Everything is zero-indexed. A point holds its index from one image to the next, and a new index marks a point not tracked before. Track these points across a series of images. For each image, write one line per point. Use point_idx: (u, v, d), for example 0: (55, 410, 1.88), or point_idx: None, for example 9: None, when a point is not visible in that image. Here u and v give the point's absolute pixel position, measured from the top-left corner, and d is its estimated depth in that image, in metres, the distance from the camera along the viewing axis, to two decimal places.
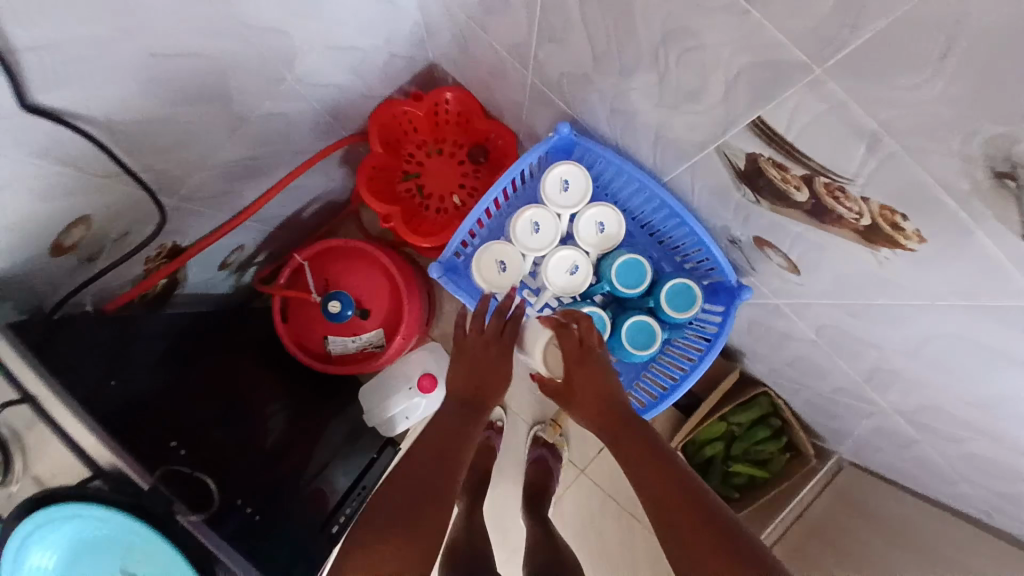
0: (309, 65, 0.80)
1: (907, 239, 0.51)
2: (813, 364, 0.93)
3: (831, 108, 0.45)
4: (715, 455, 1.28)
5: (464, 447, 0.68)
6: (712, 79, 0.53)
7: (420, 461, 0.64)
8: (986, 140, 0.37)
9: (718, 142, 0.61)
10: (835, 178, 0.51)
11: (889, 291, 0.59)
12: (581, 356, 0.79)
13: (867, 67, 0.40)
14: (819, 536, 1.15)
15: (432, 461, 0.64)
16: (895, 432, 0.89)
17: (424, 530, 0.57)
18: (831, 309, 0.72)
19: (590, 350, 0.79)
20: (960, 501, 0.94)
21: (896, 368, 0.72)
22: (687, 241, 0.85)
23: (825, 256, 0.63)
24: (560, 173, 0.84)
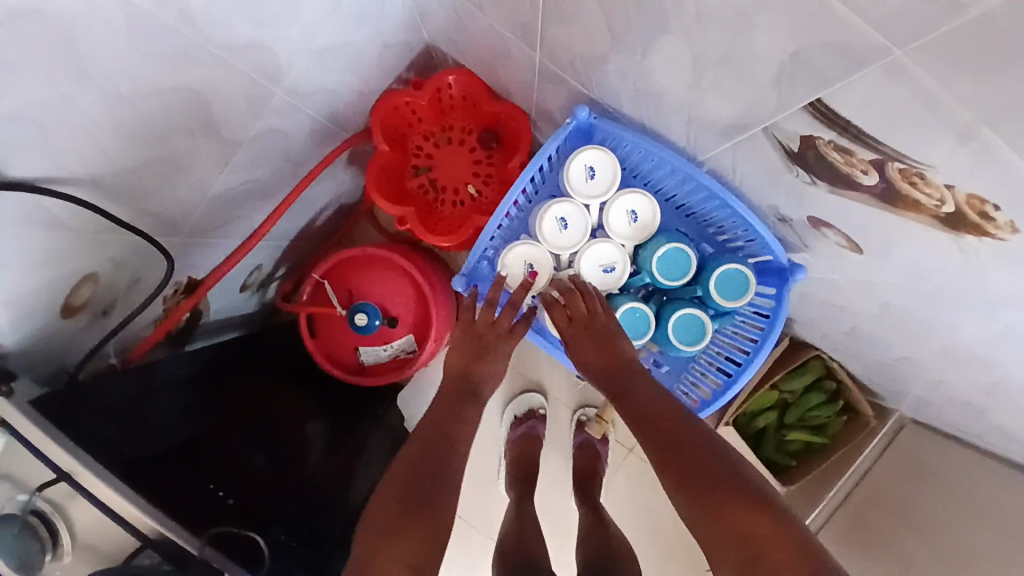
0: (297, 74, 0.74)
1: (997, 229, 0.44)
2: (873, 336, 0.85)
3: (913, 94, 0.38)
4: (768, 425, 1.24)
5: (456, 443, 0.67)
6: (761, 56, 0.45)
7: (413, 462, 0.63)
8: None
9: (764, 125, 0.54)
10: (913, 164, 0.44)
11: (974, 276, 0.52)
12: (576, 329, 0.75)
13: (973, 43, 0.32)
14: (878, 503, 1.11)
15: (424, 461, 0.63)
16: (968, 404, 0.82)
17: (416, 525, 0.55)
18: (899, 289, 0.64)
19: (586, 324, 0.75)
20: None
21: (975, 350, 0.65)
22: (729, 222, 0.78)
23: (896, 238, 0.56)
24: (585, 160, 0.77)
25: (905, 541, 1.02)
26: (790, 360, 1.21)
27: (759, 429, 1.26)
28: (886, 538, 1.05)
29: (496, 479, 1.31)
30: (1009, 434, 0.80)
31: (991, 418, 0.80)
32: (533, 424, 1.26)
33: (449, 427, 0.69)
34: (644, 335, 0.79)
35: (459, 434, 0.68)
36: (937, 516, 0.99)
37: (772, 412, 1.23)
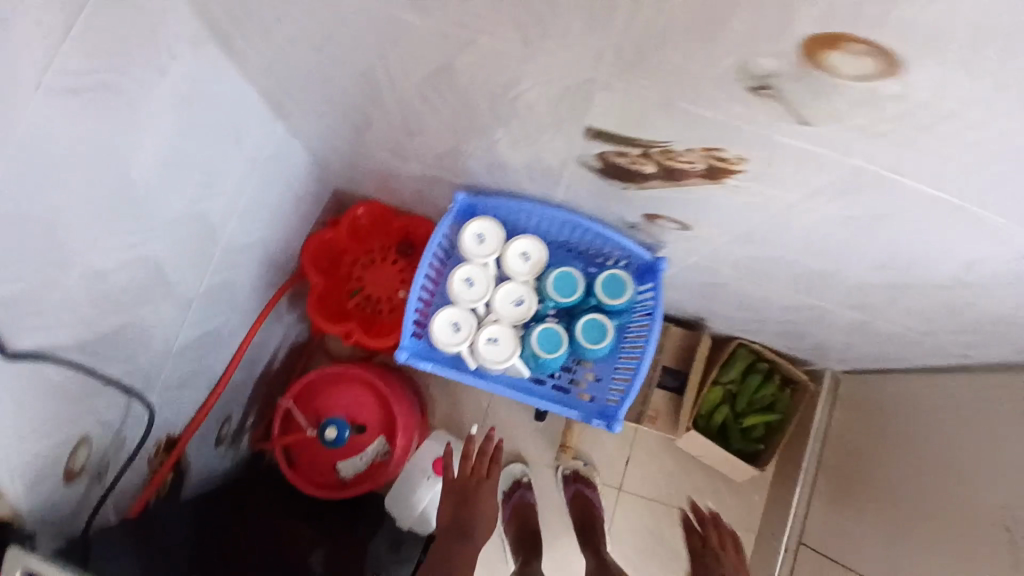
0: (230, 231, 0.91)
1: (735, 165, 0.63)
2: (752, 297, 1.03)
3: (627, 99, 0.58)
4: (726, 418, 1.33)
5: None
6: (542, 108, 0.66)
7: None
8: (741, 70, 0.48)
9: (577, 155, 0.74)
10: (661, 145, 0.63)
11: (756, 208, 0.70)
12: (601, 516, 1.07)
13: (630, 62, 0.52)
14: (848, 447, 1.23)
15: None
16: (845, 320, 0.98)
17: None
18: (731, 244, 0.83)
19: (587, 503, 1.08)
20: (929, 357, 1.03)
21: (806, 268, 0.82)
22: (598, 243, 0.95)
23: (701, 203, 0.74)
24: (473, 228, 0.90)
25: (882, 473, 1.10)
26: (718, 356, 1.35)
27: (720, 425, 1.33)
28: (868, 476, 1.14)
29: (505, 559, 1.33)
30: (890, 328, 0.95)
31: (869, 322, 0.96)
32: (523, 492, 1.35)
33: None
34: (561, 345, 0.91)
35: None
36: (880, 450, 1.13)
37: (723, 407, 1.33)
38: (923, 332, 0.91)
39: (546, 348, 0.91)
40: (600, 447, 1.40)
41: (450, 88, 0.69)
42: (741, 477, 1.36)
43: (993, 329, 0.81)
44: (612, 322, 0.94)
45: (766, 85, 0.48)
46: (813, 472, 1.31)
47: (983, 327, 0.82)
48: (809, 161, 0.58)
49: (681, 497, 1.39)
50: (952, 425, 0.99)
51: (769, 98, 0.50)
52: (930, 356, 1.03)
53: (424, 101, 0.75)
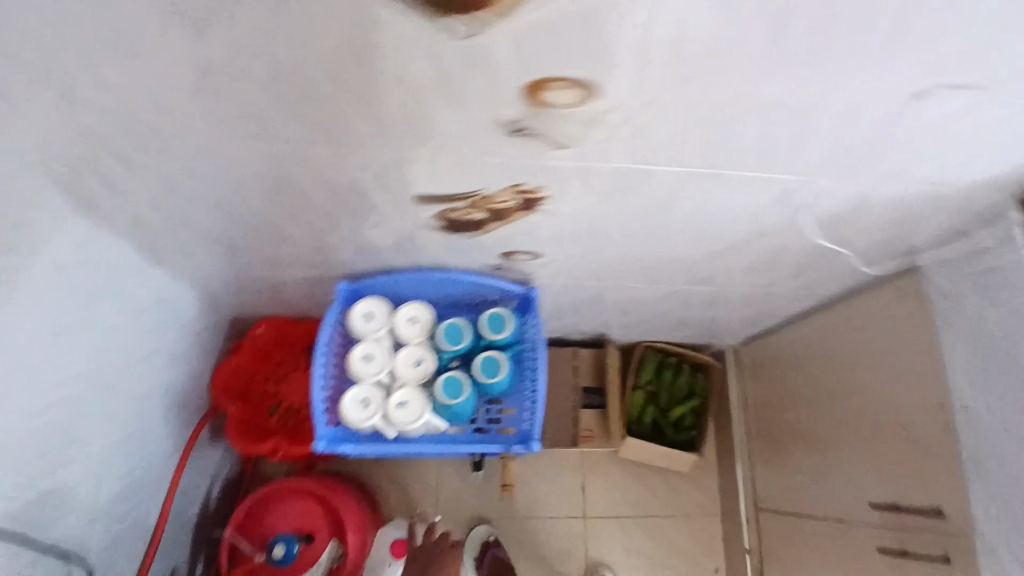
0: (133, 378, 0.95)
1: (539, 193, 0.76)
2: (627, 300, 1.16)
3: (435, 165, 0.71)
4: (654, 417, 1.42)
5: None
6: (376, 190, 0.78)
7: None
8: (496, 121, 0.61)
9: (420, 221, 0.85)
10: (477, 193, 0.76)
11: (576, 223, 0.83)
12: None
13: (421, 136, 0.65)
14: (762, 406, 1.36)
15: None
16: (705, 295, 1.12)
17: None
18: (579, 258, 0.96)
19: None
20: (786, 305, 1.18)
21: (645, 260, 0.96)
22: (476, 290, 1.05)
23: (536, 231, 0.87)
24: (360, 309, 0.97)
25: (795, 418, 1.22)
26: (629, 363, 1.45)
27: (651, 425, 1.42)
28: (786, 424, 1.26)
29: None
30: (740, 291, 1.11)
31: (722, 292, 1.11)
32: (494, 551, 1.34)
33: None
34: (463, 390, 0.98)
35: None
36: (784, 399, 1.27)
37: (648, 407, 1.42)
38: (764, 284, 1.06)
39: (450, 396, 0.98)
40: (554, 482, 1.45)
41: (297, 195, 0.80)
42: (685, 467, 1.43)
43: (805, 266, 0.98)
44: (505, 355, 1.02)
45: (520, 128, 0.62)
46: (744, 441, 1.42)
47: (798, 267, 0.98)
48: (588, 175, 0.72)
49: (641, 505, 1.45)
50: (825, 360, 1.14)
51: (527, 138, 0.64)
52: (787, 305, 1.19)
53: (281, 212, 0.85)
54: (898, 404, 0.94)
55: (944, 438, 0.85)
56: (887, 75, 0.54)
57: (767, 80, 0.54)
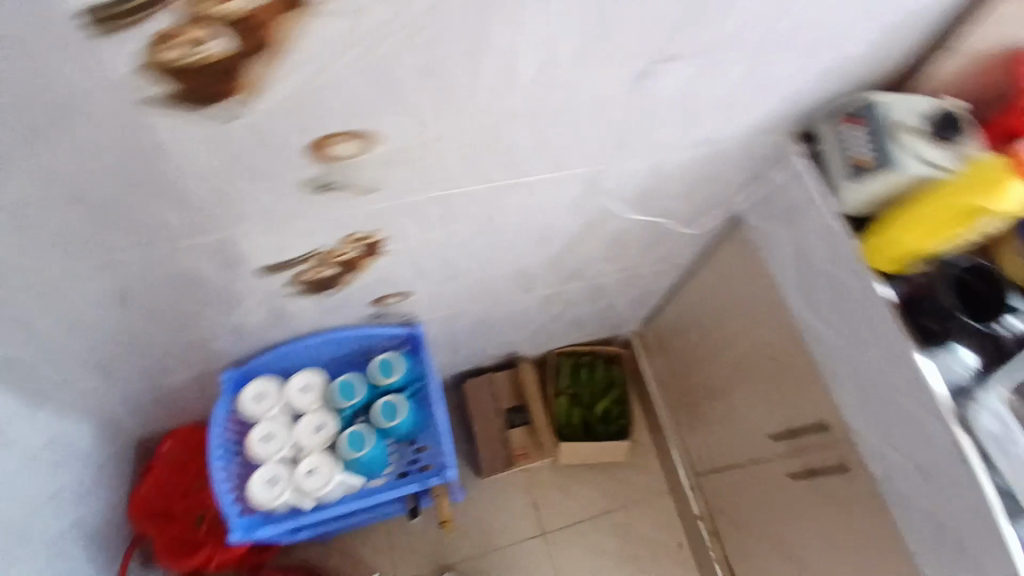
0: (32, 527, 0.91)
1: (377, 237, 0.81)
2: (515, 314, 1.22)
3: (267, 234, 0.75)
4: (583, 417, 1.47)
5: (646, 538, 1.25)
6: (224, 273, 0.81)
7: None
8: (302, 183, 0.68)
9: (281, 292, 0.88)
10: (319, 250, 0.81)
11: (426, 254, 0.89)
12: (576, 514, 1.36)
13: (241, 211, 0.70)
14: (672, 377, 1.44)
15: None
16: (582, 290, 1.20)
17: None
18: (448, 287, 1.01)
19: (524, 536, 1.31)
20: (660, 280, 1.28)
21: (510, 272, 1.03)
22: (363, 342, 1.07)
23: (392, 271, 0.92)
24: (248, 392, 0.99)
25: (699, 378, 1.30)
26: (546, 373, 1.51)
27: (582, 425, 1.47)
28: (693, 386, 1.34)
29: None
30: (610, 279, 1.19)
31: (595, 284, 1.19)
32: None
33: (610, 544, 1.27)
34: (366, 442, 1.00)
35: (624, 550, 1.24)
36: (687, 366, 1.34)
37: (574, 409, 1.47)
38: (627, 267, 1.15)
39: (357, 450, 1.00)
40: (508, 509, 1.45)
41: (151, 299, 0.82)
42: (624, 455, 1.48)
43: (650, 241, 1.07)
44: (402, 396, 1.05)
45: (328, 182, 0.69)
46: (670, 414, 1.48)
47: (645, 244, 1.07)
48: (414, 210, 0.78)
49: (595, 506, 1.47)
50: (705, 319, 1.23)
51: (336, 189, 0.70)
52: (661, 280, 1.29)
53: (142, 320, 0.86)
54: (766, 339, 1.03)
55: (806, 356, 0.94)
56: (603, 65, 0.63)
57: (511, 91, 0.63)
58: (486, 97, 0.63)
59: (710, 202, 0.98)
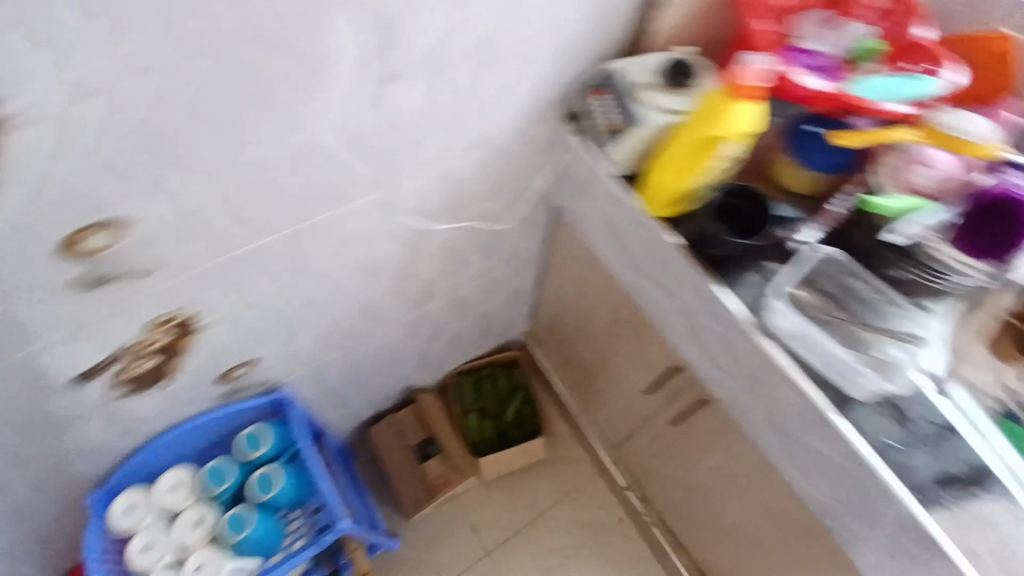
0: None
1: (185, 315, 0.81)
2: (387, 349, 1.22)
3: (60, 345, 0.73)
4: (494, 428, 1.48)
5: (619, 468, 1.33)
6: (36, 398, 0.78)
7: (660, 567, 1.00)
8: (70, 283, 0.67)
9: (110, 397, 0.86)
10: (129, 345, 0.79)
11: (253, 316, 0.89)
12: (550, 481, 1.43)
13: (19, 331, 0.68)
14: (566, 363, 1.47)
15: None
16: (444, 308, 1.23)
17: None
18: (295, 342, 1.01)
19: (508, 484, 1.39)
20: (522, 278, 1.32)
21: (354, 311, 1.04)
22: (230, 422, 1.06)
23: (224, 341, 0.91)
24: (114, 509, 1.00)
25: (585, 358, 1.34)
26: (449, 396, 1.51)
27: (496, 436, 1.48)
28: (584, 366, 1.38)
29: None
30: (468, 288, 1.22)
31: (456, 297, 1.22)
32: None
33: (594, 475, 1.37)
34: (248, 521, 1.00)
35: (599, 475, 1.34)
36: (574, 350, 1.38)
37: (484, 422, 1.48)
38: (477, 274, 1.19)
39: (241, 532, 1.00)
40: (449, 540, 1.44)
41: None
42: (542, 450, 1.50)
43: (485, 243, 1.11)
44: (277, 464, 1.06)
45: (105, 277, 0.69)
46: (574, 399, 1.51)
47: (482, 247, 1.11)
48: (211, 279, 0.79)
49: (531, 509, 1.48)
50: (571, 301, 1.28)
51: (110, 280, 0.70)
52: (524, 277, 1.33)
53: None
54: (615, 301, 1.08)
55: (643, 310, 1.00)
56: (323, 98, 0.67)
57: (243, 144, 0.66)
58: (227, 154, 0.66)
59: (522, 192, 1.02)
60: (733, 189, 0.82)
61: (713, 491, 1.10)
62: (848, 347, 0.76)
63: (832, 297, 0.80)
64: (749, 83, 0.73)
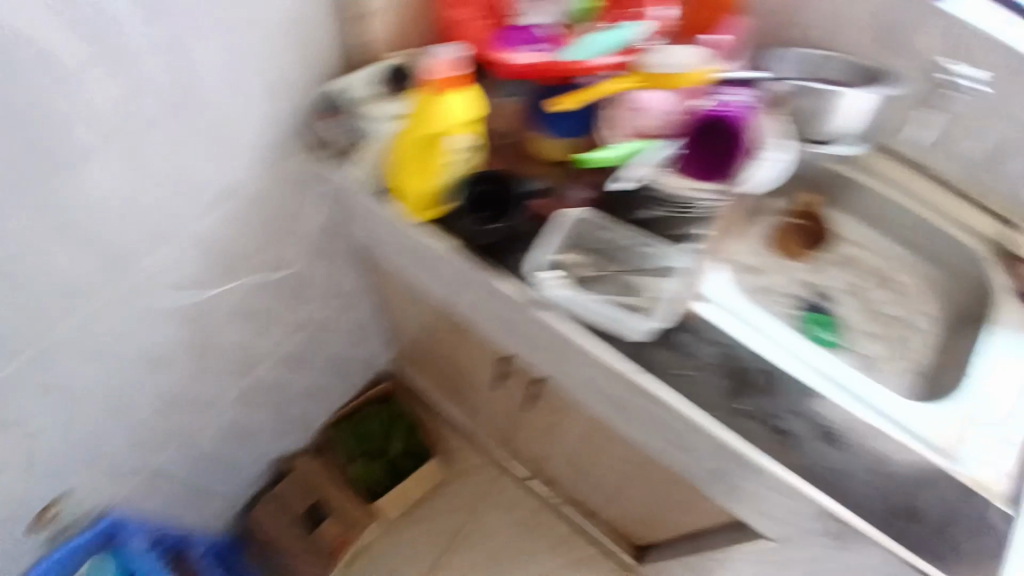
0: None
1: None
2: (229, 428, 1.17)
3: None
4: (382, 466, 1.44)
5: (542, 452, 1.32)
6: None
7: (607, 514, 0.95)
8: None
9: None
10: None
11: (27, 449, 0.81)
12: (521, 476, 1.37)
13: None
14: (434, 380, 1.44)
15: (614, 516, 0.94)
16: (280, 370, 1.18)
17: None
18: (102, 460, 0.95)
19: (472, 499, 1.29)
20: (361, 315, 1.29)
21: (165, 407, 0.99)
22: (64, 564, 1.03)
23: (9, 486, 0.83)
24: None
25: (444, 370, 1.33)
26: (327, 450, 1.45)
27: (387, 473, 1.44)
28: (447, 378, 1.37)
29: None
30: (298, 340, 1.17)
31: (287, 354, 1.17)
32: None
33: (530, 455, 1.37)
34: None
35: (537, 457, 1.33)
36: (433, 365, 1.35)
37: (372, 463, 1.43)
38: (303, 327, 1.16)
39: None
40: None
41: None
42: (438, 471, 1.49)
43: (290, 292, 1.06)
44: None
45: None
46: (458, 408, 1.46)
47: (292, 299, 1.08)
48: None
49: (445, 531, 1.46)
50: (410, 321, 1.25)
51: None
52: (365, 314, 1.30)
53: None
54: (437, 311, 1.07)
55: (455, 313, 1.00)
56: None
57: None
58: None
59: (305, 233, 0.99)
60: (482, 179, 0.79)
61: (588, 456, 1.13)
62: (611, 303, 0.76)
63: (597, 255, 0.80)
64: (443, 76, 0.70)
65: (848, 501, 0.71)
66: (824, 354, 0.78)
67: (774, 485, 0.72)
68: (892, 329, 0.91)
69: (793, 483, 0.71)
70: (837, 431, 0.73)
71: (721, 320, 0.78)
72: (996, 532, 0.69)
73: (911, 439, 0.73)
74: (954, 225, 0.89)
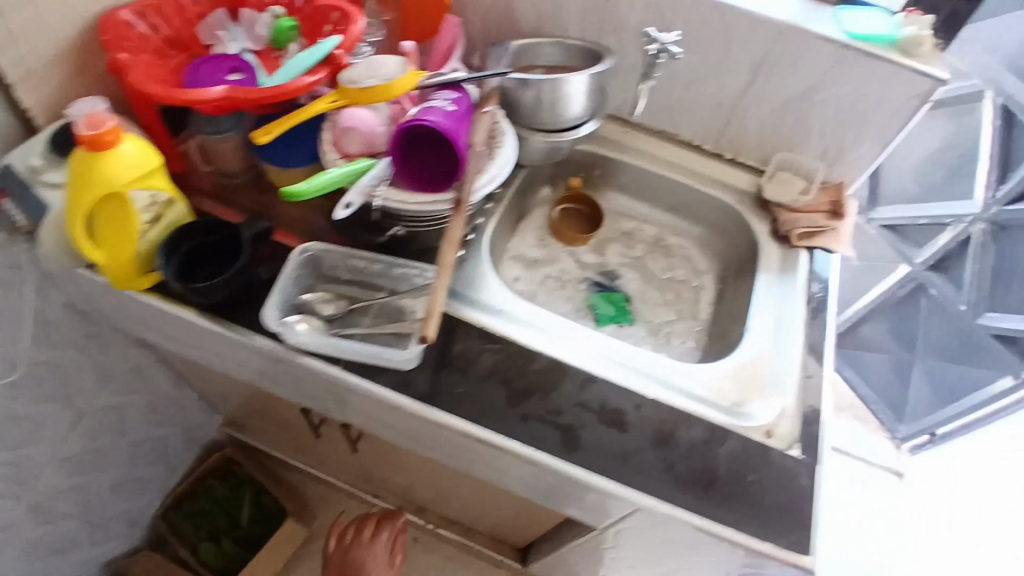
0: None
1: None
2: (21, 550, 1.06)
3: None
4: (231, 539, 1.36)
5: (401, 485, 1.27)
6: None
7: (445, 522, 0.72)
8: None
9: None
10: None
11: None
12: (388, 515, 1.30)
13: None
14: (269, 437, 1.37)
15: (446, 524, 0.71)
16: (69, 472, 1.09)
17: None
18: None
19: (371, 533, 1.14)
20: (158, 389, 1.22)
21: None
22: None
23: None
24: None
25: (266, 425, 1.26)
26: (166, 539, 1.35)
27: (239, 545, 1.36)
28: (275, 433, 1.31)
29: None
30: (81, 439, 1.08)
31: (75, 454, 1.08)
32: None
33: (392, 488, 1.32)
34: None
35: (396, 489, 1.28)
36: (257, 422, 1.29)
37: (220, 542, 1.35)
38: (84, 422, 1.07)
39: None
40: None
41: None
42: (303, 531, 1.38)
43: (51, 391, 0.97)
44: None
45: None
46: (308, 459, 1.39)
47: (57, 399, 1.00)
48: None
49: None
50: (213, 387, 1.19)
51: None
52: (163, 388, 1.23)
53: None
54: (228, 379, 1.02)
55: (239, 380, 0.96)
56: None
57: None
58: None
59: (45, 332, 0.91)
60: (177, 240, 0.69)
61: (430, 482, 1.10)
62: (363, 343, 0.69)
63: (351, 286, 0.75)
64: (82, 137, 0.61)
65: (650, 491, 0.66)
66: (599, 337, 0.78)
67: (567, 485, 0.69)
68: (673, 294, 0.93)
69: (594, 479, 0.66)
70: (623, 414, 0.70)
71: (488, 323, 0.76)
72: (799, 481, 0.68)
73: (703, 407, 0.72)
74: (712, 186, 0.91)
